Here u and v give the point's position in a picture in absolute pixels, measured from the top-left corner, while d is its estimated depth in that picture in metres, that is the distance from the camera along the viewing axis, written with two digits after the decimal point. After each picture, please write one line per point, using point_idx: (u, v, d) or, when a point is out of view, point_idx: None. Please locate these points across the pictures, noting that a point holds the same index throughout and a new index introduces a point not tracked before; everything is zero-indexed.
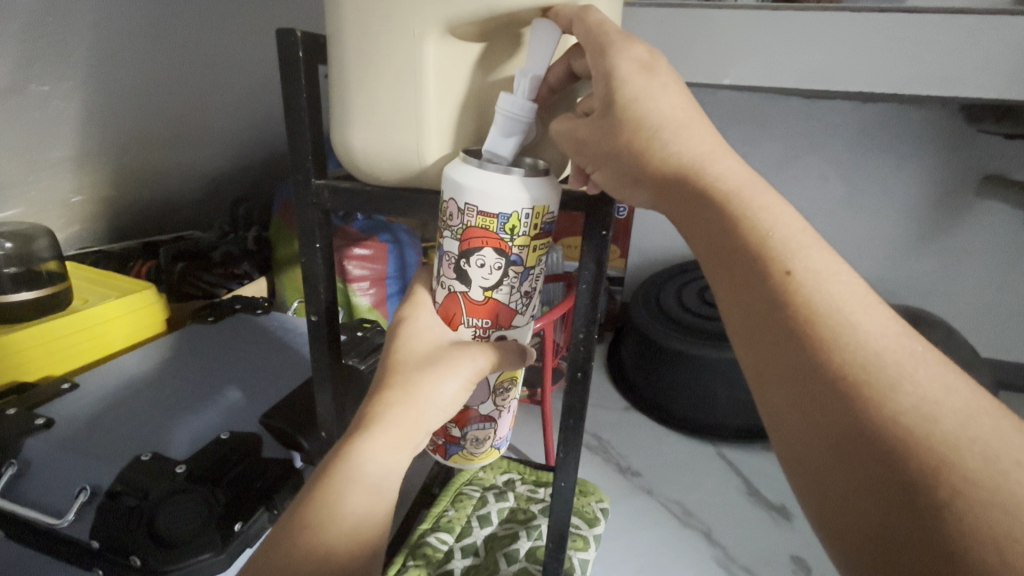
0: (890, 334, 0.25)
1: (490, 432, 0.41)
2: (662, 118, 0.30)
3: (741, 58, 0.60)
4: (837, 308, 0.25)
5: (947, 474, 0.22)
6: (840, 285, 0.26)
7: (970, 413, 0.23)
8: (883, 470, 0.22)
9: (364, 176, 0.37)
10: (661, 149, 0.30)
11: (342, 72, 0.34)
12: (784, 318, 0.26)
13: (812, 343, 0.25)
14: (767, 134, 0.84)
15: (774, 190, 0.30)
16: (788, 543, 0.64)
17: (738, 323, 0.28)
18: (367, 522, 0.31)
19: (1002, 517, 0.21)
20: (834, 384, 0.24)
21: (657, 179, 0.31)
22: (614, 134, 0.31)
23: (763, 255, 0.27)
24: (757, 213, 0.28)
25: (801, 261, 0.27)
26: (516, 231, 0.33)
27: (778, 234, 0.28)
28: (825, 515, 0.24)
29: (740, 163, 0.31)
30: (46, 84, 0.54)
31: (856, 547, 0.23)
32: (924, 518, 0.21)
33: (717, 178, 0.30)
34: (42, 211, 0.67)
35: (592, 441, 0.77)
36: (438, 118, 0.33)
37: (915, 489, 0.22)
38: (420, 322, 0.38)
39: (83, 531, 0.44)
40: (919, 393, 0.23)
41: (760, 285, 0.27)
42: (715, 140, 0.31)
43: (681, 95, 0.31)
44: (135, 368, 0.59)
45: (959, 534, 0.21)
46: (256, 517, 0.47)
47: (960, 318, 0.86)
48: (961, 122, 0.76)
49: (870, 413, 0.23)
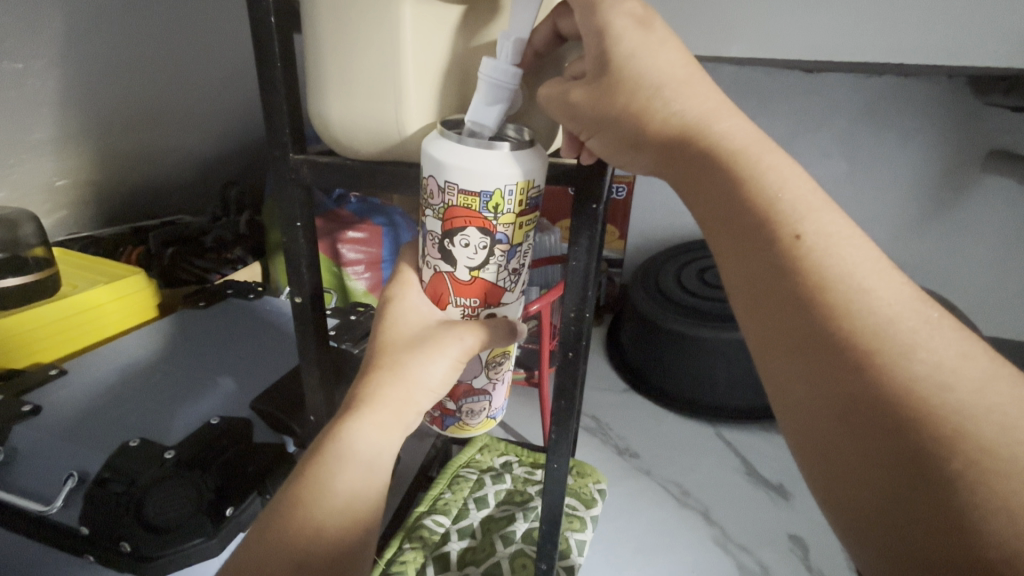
0: (904, 301, 0.24)
1: (485, 403, 0.40)
2: (662, 76, 0.29)
3: (740, 31, 0.58)
4: (849, 274, 0.24)
5: (962, 443, 0.21)
6: (850, 249, 0.25)
7: (987, 380, 0.22)
8: (894, 443, 0.22)
9: (341, 148, 0.35)
10: (661, 109, 0.29)
11: (316, 38, 0.32)
12: (793, 284, 0.25)
13: (822, 309, 0.24)
14: (769, 109, 0.82)
15: (781, 149, 0.28)
16: (786, 522, 0.64)
17: (741, 291, 0.27)
18: (358, 501, 0.31)
19: (1015, 488, 0.20)
20: (844, 353, 0.23)
21: (660, 145, 0.30)
22: (609, 96, 0.29)
23: (770, 218, 0.26)
24: (765, 175, 0.27)
25: (811, 224, 0.26)
26: (500, 209, 0.31)
27: (786, 196, 0.26)
28: (827, 489, 0.23)
29: (746, 121, 0.29)
30: (18, 62, 0.57)
31: (859, 519, 0.22)
32: (931, 491, 0.21)
33: (721, 140, 0.28)
34: (27, 197, 0.65)
35: (589, 422, 0.76)
36: (416, 85, 0.31)
37: (930, 461, 0.21)
38: (407, 301, 0.37)
39: (72, 518, 0.43)
40: (933, 361, 0.22)
41: (767, 249, 0.26)
42: (720, 99, 0.30)
43: (680, 52, 0.29)
44: (124, 354, 0.58)
45: (968, 507, 0.20)
46: (248, 502, 0.46)
47: (963, 296, 0.85)
48: (969, 94, 0.74)
49: (884, 383, 0.22)
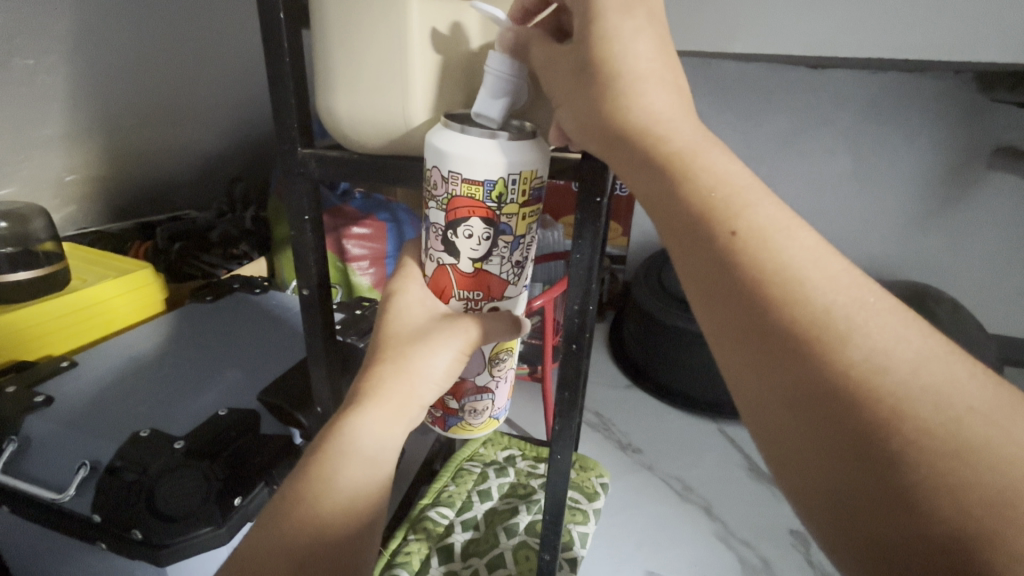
0: (839, 285, 0.23)
1: (488, 402, 0.41)
2: (622, 59, 0.28)
3: (745, 26, 0.58)
4: (784, 265, 0.23)
5: (901, 427, 0.20)
6: (790, 241, 0.24)
7: (922, 359, 0.21)
8: (845, 442, 0.20)
9: (348, 141, 0.36)
10: (623, 96, 0.28)
11: (325, 31, 0.33)
12: (733, 280, 0.23)
13: (761, 305, 0.23)
14: (773, 105, 0.82)
15: (716, 143, 0.28)
16: (786, 517, 0.64)
17: (691, 291, 0.25)
18: (364, 493, 0.32)
19: (956, 467, 0.19)
20: (783, 347, 0.22)
21: (605, 129, 0.28)
22: (585, 83, 0.29)
23: (704, 214, 0.25)
24: (699, 171, 0.26)
25: (745, 218, 0.24)
26: (503, 198, 0.32)
27: (720, 191, 0.25)
28: (789, 481, 0.22)
29: (683, 111, 0.28)
30: (30, 58, 0.57)
31: (816, 507, 0.21)
32: (878, 478, 0.19)
33: (662, 133, 0.27)
34: (37, 191, 0.67)
35: (592, 418, 0.77)
36: (422, 77, 0.32)
37: (883, 461, 0.19)
38: (410, 296, 0.38)
39: (84, 506, 0.44)
40: (873, 346, 0.21)
41: (704, 247, 0.24)
42: (665, 86, 0.28)
43: (655, 35, 0.29)
44: (134, 346, 0.59)
45: (912, 489, 0.19)
46: (255, 492, 0.48)
47: (966, 294, 0.85)
48: (974, 91, 0.74)
49: (824, 373, 0.21)
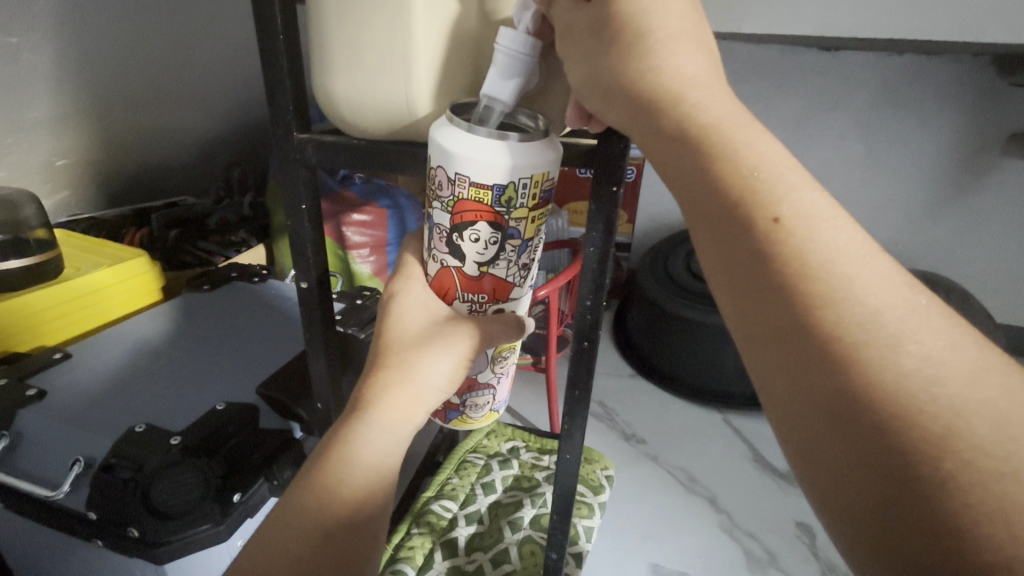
0: (888, 285, 0.21)
1: (489, 397, 0.39)
2: (652, 24, 0.26)
3: (757, 6, 0.55)
4: (830, 258, 0.21)
5: (952, 443, 0.18)
6: (836, 233, 0.22)
7: (978, 371, 0.19)
8: (891, 457, 0.18)
9: (348, 126, 0.34)
10: (652, 63, 0.26)
11: (321, 6, 0.30)
12: (772, 273, 0.22)
13: (805, 303, 0.21)
14: (783, 89, 0.79)
15: (759, 123, 0.25)
16: (792, 509, 0.63)
17: (724, 287, 0.23)
18: (367, 505, 0.30)
19: (1011, 488, 0.17)
20: (827, 349, 0.20)
21: (631, 106, 0.26)
22: (613, 58, 0.26)
23: (745, 199, 0.23)
24: (737, 152, 0.24)
25: (789, 205, 0.22)
26: (513, 202, 0.30)
27: (763, 173, 0.23)
28: (821, 496, 0.20)
29: (721, 86, 0.26)
30: (13, 36, 0.57)
31: (847, 520, 0.19)
32: (921, 495, 0.18)
33: (696, 106, 0.25)
34: (26, 178, 0.64)
35: (596, 408, 0.75)
36: (426, 56, 0.30)
37: (924, 474, 0.18)
38: (412, 296, 0.36)
39: (79, 503, 0.43)
40: (925, 351, 0.19)
41: (743, 237, 0.22)
42: (701, 64, 0.26)
43: (682, 6, 0.27)
44: (131, 338, 0.57)
45: (960, 509, 0.17)
46: (255, 487, 0.46)
47: (975, 281, 0.83)
48: (992, 74, 0.71)
49: (870, 379, 0.19)
